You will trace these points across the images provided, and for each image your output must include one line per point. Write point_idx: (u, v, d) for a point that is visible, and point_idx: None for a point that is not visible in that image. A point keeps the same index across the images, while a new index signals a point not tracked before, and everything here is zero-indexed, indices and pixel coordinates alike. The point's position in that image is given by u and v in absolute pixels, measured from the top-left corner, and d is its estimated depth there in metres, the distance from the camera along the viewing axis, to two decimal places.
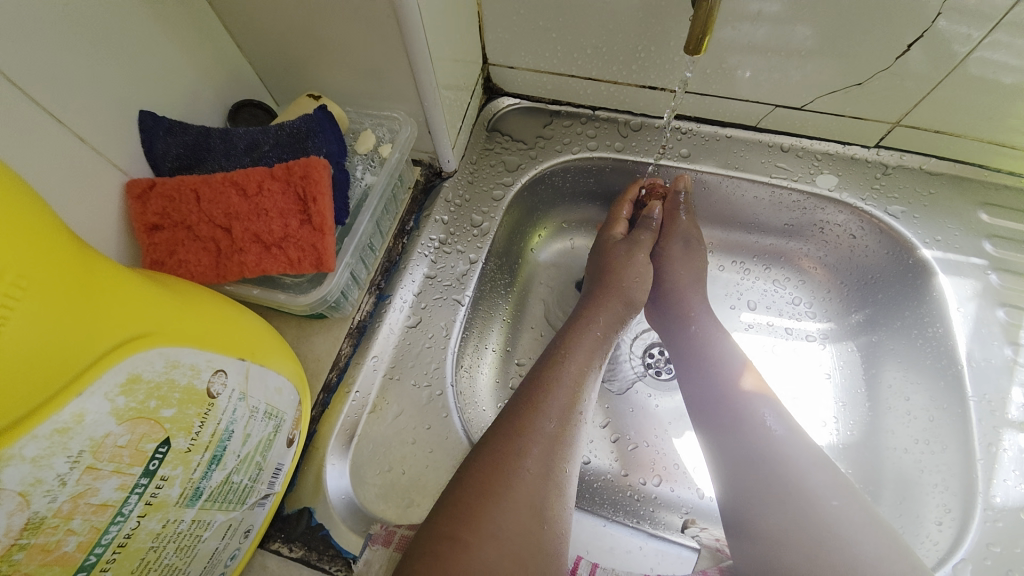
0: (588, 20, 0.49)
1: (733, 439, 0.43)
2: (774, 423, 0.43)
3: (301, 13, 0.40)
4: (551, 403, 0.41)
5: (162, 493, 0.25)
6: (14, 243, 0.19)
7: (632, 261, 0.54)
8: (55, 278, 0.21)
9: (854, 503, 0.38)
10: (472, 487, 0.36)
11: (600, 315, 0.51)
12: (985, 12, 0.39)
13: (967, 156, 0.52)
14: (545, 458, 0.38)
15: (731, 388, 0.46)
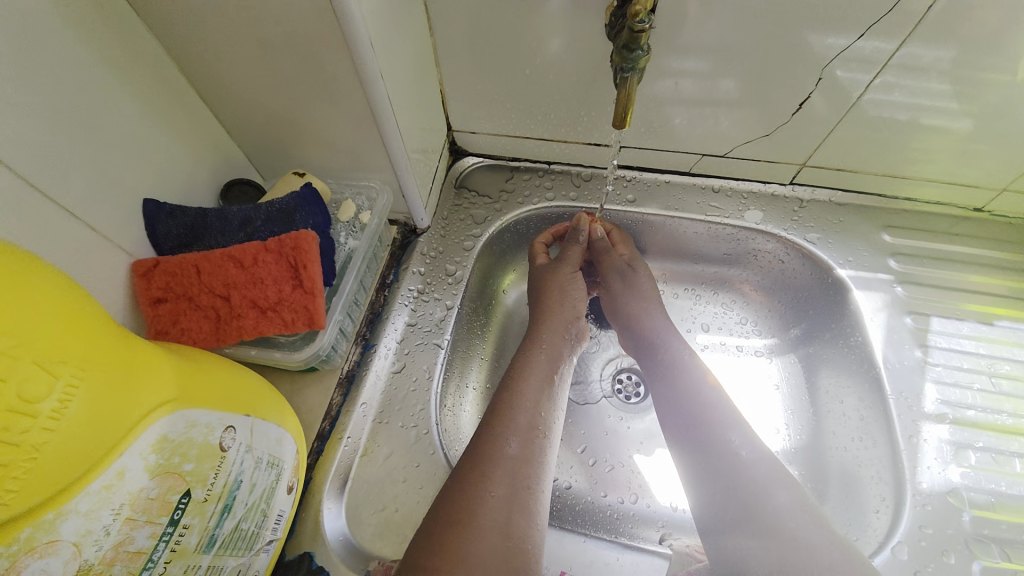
0: (535, 90, 0.57)
1: (708, 460, 0.47)
2: (746, 444, 0.47)
3: (286, 103, 0.46)
4: (511, 427, 0.45)
5: (184, 541, 0.28)
6: (83, 327, 0.23)
7: (569, 283, 0.59)
8: (110, 355, 0.24)
9: (809, 521, 0.43)
10: (447, 519, 0.40)
11: (545, 335, 0.55)
12: (873, 57, 0.47)
13: (866, 188, 0.61)
14: (505, 480, 0.43)
15: (700, 412, 0.50)
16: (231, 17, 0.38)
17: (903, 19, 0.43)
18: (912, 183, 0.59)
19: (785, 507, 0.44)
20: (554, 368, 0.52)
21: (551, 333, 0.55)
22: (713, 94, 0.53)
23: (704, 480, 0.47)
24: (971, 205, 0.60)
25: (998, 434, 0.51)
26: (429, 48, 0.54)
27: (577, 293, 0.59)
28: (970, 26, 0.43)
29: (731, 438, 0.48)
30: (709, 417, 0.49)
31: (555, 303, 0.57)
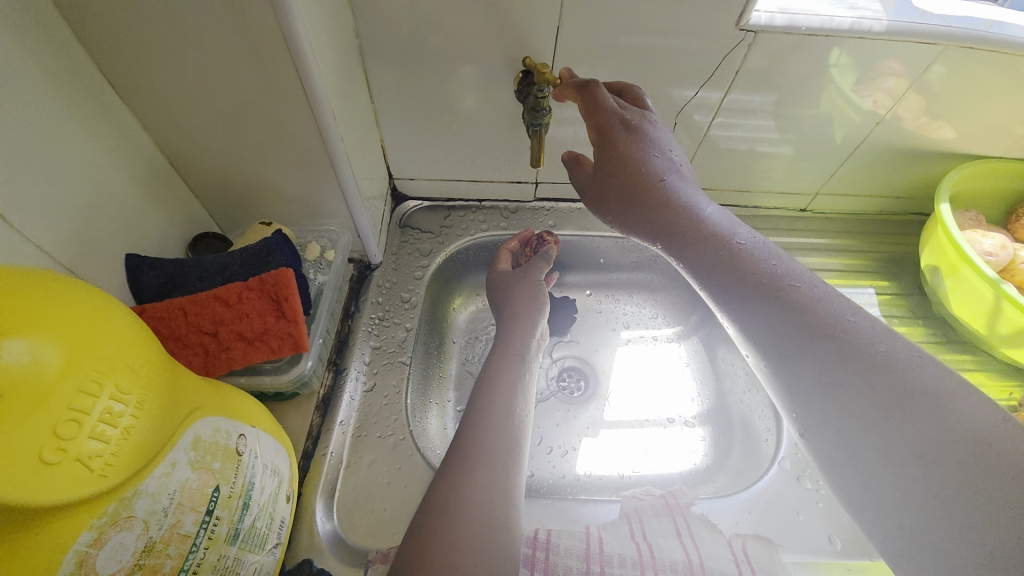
0: (463, 141, 0.69)
1: (802, 333, 0.41)
2: (839, 311, 0.40)
3: (252, 164, 0.53)
4: (490, 420, 0.53)
5: (217, 530, 0.32)
6: (143, 346, 0.29)
7: (529, 282, 0.69)
8: (162, 368, 0.30)
9: (897, 342, 0.38)
10: (438, 503, 0.45)
11: (516, 333, 0.65)
12: (710, 103, 0.64)
13: (725, 201, 0.80)
14: (489, 465, 0.48)
15: (782, 292, 0.42)
16: (210, 94, 0.46)
17: (725, 75, 0.61)
18: (758, 194, 0.79)
19: (900, 358, 0.37)
20: (518, 355, 0.62)
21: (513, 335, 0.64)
22: None
23: (817, 381, 0.39)
24: (799, 206, 0.81)
25: None
26: (371, 112, 0.64)
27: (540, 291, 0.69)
28: (768, 79, 0.61)
29: (838, 321, 0.40)
30: (793, 295, 0.42)
31: (521, 307, 0.67)
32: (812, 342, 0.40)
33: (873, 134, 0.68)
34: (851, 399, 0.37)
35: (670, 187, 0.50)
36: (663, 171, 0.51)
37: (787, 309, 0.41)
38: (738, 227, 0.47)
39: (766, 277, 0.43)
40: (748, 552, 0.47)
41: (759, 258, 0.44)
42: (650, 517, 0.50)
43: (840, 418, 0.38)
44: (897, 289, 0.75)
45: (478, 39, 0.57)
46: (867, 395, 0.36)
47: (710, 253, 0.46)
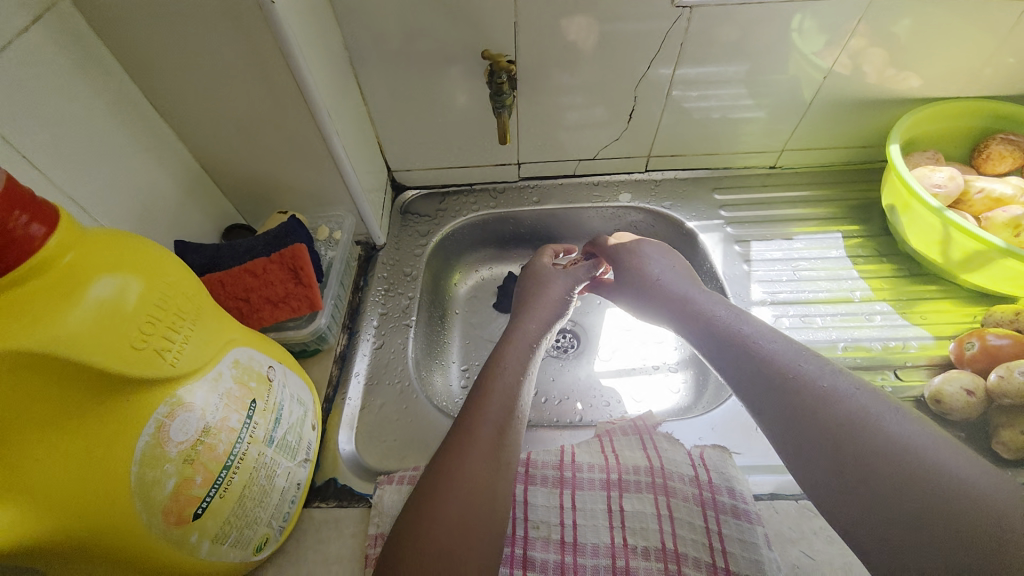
0: (447, 130, 0.78)
1: (763, 381, 0.50)
2: (781, 356, 0.51)
3: (268, 164, 0.64)
4: (498, 387, 0.53)
5: (256, 431, 0.42)
6: (193, 287, 0.39)
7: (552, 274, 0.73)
8: (208, 307, 0.40)
9: (841, 379, 0.46)
10: (436, 466, 0.47)
11: (533, 316, 0.66)
12: (662, 75, 0.71)
13: (697, 165, 0.86)
14: (491, 429, 0.49)
15: (738, 342, 0.54)
16: (228, 106, 0.56)
17: (671, 48, 0.68)
18: (724, 155, 0.84)
19: (836, 393, 0.45)
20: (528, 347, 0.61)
21: (520, 327, 0.64)
22: (572, 113, 0.77)
23: (767, 409, 0.48)
24: (768, 162, 0.86)
25: (805, 303, 0.69)
26: (365, 112, 0.74)
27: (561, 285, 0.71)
28: (710, 49, 0.68)
29: (790, 363, 0.50)
30: (753, 350, 0.52)
31: (547, 302, 0.69)
32: (763, 380, 0.50)
33: (823, 87, 0.73)
34: (791, 418, 0.46)
35: (664, 280, 0.66)
36: (659, 274, 0.68)
37: (746, 355, 0.53)
38: (717, 306, 0.60)
39: (734, 336, 0.55)
40: (705, 457, 0.52)
41: (733, 324, 0.57)
42: (619, 437, 0.55)
43: (785, 434, 0.46)
44: (864, 231, 0.79)
45: (447, 40, 0.66)
46: (793, 408, 0.46)
47: (702, 322, 0.59)
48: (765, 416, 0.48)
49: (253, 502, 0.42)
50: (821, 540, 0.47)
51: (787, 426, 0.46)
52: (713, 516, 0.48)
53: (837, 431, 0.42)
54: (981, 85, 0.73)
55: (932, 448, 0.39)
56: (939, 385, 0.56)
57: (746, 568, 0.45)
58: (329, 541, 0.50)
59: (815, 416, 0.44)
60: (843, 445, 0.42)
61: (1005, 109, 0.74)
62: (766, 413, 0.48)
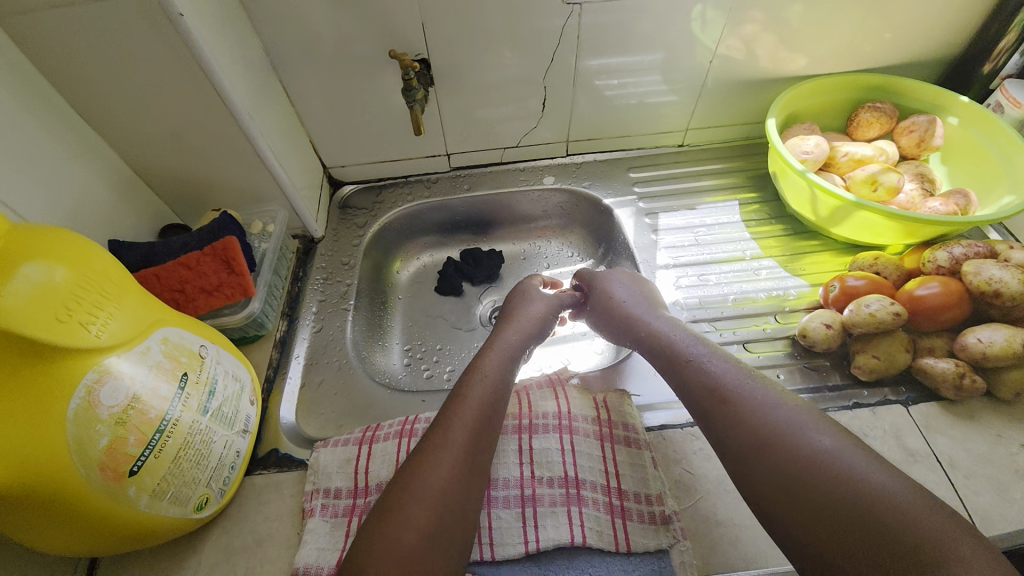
0: (374, 125, 0.84)
1: (707, 402, 0.52)
2: (730, 376, 0.53)
3: (198, 164, 0.68)
4: (472, 394, 0.55)
5: (188, 401, 0.47)
6: (118, 273, 0.44)
7: (528, 306, 0.72)
8: (134, 290, 0.45)
9: (781, 399, 0.50)
10: (402, 476, 0.48)
11: (507, 333, 0.67)
12: (566, 66, 0.79)
13: (613, 147, 0.94)
14: (463, 435, 0.51)
15: (686, 369, 0.56)
16: (155, 112, 0.61)
17: (569, 40, 0.75)
18: (635, 137, 0.92)
19: (777, 415, 0.48)
20: (507, 360, 0.62)
21: (500, 342, 0.65)
22: (489, 104, 0.83)
23: (714, 428, 0.51)
24: (677, 141, 0.94)
25: (704, 263, 0.78)
26: (294, 112, 0.79)
27: (537, 314, 0.71)
28: (604, 40, 0.76)
29: (735, 384, 0.52)
30: (702, 370, 0.55)
31: (518, 324, 0.68)
32: (709, 403, 0.52)
33: (711, 69, 0.82)
34: (740, 437, 0.48)
35: (632, 308, 0.66)
36: (631, 304, 0.67)
37: (696, 377, 0.54)
38: (672, 327, 0.62)
39: (687, 357, 0.57)
40: (607, 401, 0.59)
41: (685, 346, 0.58)
42: (535, 391, 0.61)
43: (734, 451, 0.48)
44: (760, 198, 0.87)
45: (363, 41, 0.72)
46: (745, 424, 0.48)
47: (658, 348, 0.60)
48: (715, 435, 0.50)
49: (190, 463, 0.47)
50: (700, 457, 0.55)
51: (722, 436, 0.50)
52: (610, 446, 0.55)
53: (777, 451, 0.46)
54: (845, 63, 0.83)
55: (859, 463, 0.43)
56: (805, 323, 0.65)
57: (633, 486, 0.53)
58: (270, 502, 0.55)
59: (767, 429, 0.47)
60: (782, 460, 0.45)
61: (869, 82, 0.83)
62: (716, 434, 0.50)
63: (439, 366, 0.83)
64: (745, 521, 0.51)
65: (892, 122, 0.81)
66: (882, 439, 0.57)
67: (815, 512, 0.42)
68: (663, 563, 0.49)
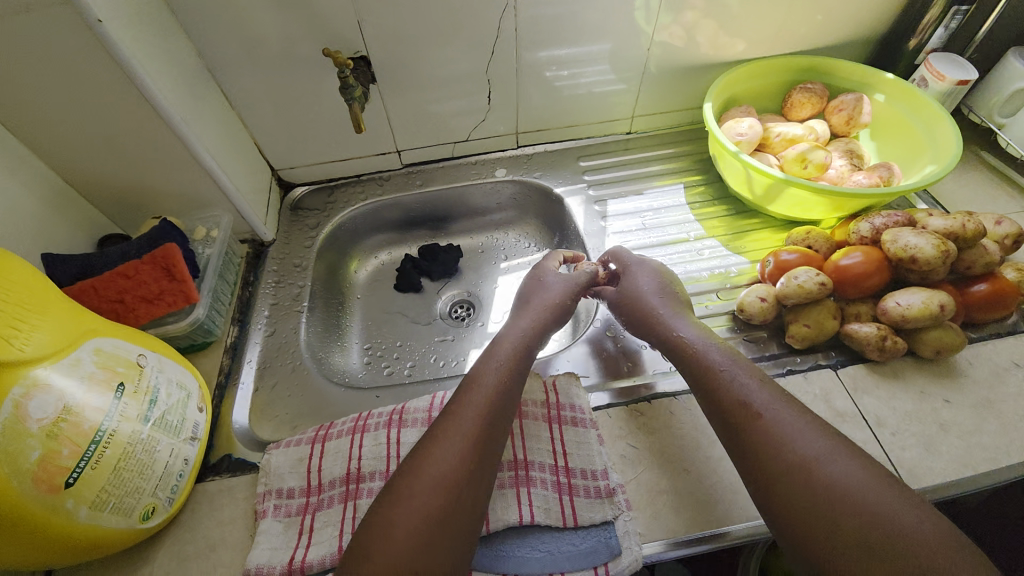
0: (320, 125, 0.83)
1: (736, 422, 0.51)
2: (770, 405, 0.51)
3: (134, 171, 0.67)
4: (481, 387, 0.55)
5: (127, 410, 0.47)
6: (40, 287, 0.44)
7: (551, 290, 0.71)
8: (61, 302, 0.46)
9: (824, 438, 0.48)
10: (410, 461, 0.50)
11: (532, 319, 0.67)
12: (507, 58, 0.80)
13: (563, 137, 0.95)
14: (472, 425, 0.51)
15: (716, 387, 0.54)
16: (81, 119, 0.60)
17: (508, 32, 0.76)
18: (583, 126, 0.94)
19: (819, 454, 0.46)
20: (526, 353, 0.61)
21: (509, 336, 0.63)
22: (434, 100, 0.84)
23: (738, 443, 0.50)
24: (624, 129, 0.96)
25: (651, 246, 0.80)
26: (234, 114, 0.78)
27: (565, 301, 0.69)
28: (542, 31, 0.77)
29: (773, 415, 0.50)
30: (732, 384, 0.54)
31: (545, 316, 0.67)
32: (737, 419, 0.51)
33: (651, 57, 0.84)
34: (767, 459, 0.48)
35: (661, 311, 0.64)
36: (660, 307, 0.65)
37: (724, 393, 0.53)
38: (700, 334, 0.61)
39: (716, 366, 0.56)
40: (556, 385, 0.61)
41: (712, 356, 0.57)
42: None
43: (760, 470, 0.48)
44: (705, 180, 0.90)
45: (299, 39, 0.72)
46: (776, 449, 0.48)
47: (682, 353, 0.59)
48: (739, 454, 0.50)
49: (132, 473, 0.47)
50: (643, 432, 0.58)
51: (740, 449, 0.50)
52: (558, 428, 0.57)
53: (807, 484, 0.45)
54: (778, 46, 0.86)
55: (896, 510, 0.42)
56: (744, 298, 0.67)
57: (580, 464, 0.55)
58: (222, 507, 0.55)
59: (799, 458, 0.46)
60: (811, 493, 0.44)
61: (801, 64, 0.86)
62: (742, 453, 0.50)
63: (399, 363, 0.84)
64: (686, 489, 0.54)
65: (823, 100, 0.84)
66: (814, 403, 0.60)
67: (829, 536, 0.42)
68: (609, 533, 0.51)
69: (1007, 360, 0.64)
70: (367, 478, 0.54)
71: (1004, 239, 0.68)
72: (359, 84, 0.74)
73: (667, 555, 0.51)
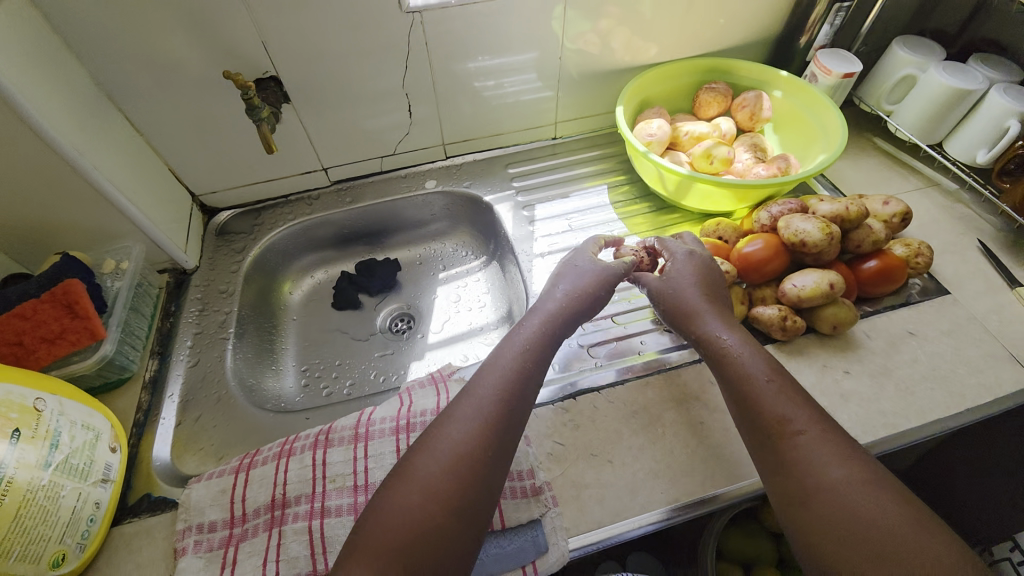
0: (237, 149, 0.82)
1: (770, 439, 0.52)
2: (811, 429, 0.51)
3: (31, 207, 0.64)
4: (499, 400, 0.54)
5: (23, 457, 0.45)
6: None
7: (594, 267, 0.69)
8: None
9: (861, 470, 0.47)
10: (409, 455, 0.51)
11: (572, 301, 0.66)
12: (422, 73, 0.81)
13: (491, 146, 0.97)
14: (486, 443, 0.51)
15: (758, 405, 0.54)
16: None
17: (418, 46, 0.77)
18: (509, 134, 0.96)
19: (853, 486, 0.46)
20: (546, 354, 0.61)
21: (532, 327, 0.63)
22: (354, 117, 0.84)
23: (768, 458, 0.52)
24: (550, 135, 0.99)
25: (577, 247, 0.83)
26: (144, 142, 0.76)
27: (604, 287, 0.67)
28: (452, 44, 0.79)
29: (810, 444, 0.50)
30: (771, 401, 0.53)
31: (576, 307, 0.65)
32: (773, 436, 0.52)
33: (564, 64, 0.87)
34: (793, 478, 0.49)
35: (699, 307, 0.63)
36: (700, 304, 0.64)
37: (759, 410, 0.54)
38: (739, 342, 0.60)
39: (755, 378, 0.56)
40: None
41: (752, 370, 0.56)
42: (417, 391, 0.63)
43: (783, 485, 0.49)
44: (628, 180, 0.94)
45: (203, 63, 0.71)
46: (808, 475, 0.48)
47: (714, 358, 0.60)
48: (765, 464, 0.52)
49: (34, 521, 0.45)
50: (569, 428, 0.60)
51: (769, 463, 0.51)
52: None
53: (831, 512, 0.45)
54: (683, 50, 0.91)
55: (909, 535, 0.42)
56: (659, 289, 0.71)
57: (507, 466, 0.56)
58: (141, 549, 0.53)
59: (831, 486, 0.47)
60: (833, 518, 0.45)
61: (705, 65, 0.91)
62: (769, 466, 0.51)
63: (338, 382, 0.83)
64: (609, 479, 0.56)
65: (728, 98, 0.89)
66: None
67: (843, 555, 0.43)
68: (537, 531, 0.53)
69: (898, 330, 0.69)
70: (293, 503, 0.54)
71: (892, 218, 0.73)
72: (266, 104, 0.74)
73: (671, 520, 0.54)
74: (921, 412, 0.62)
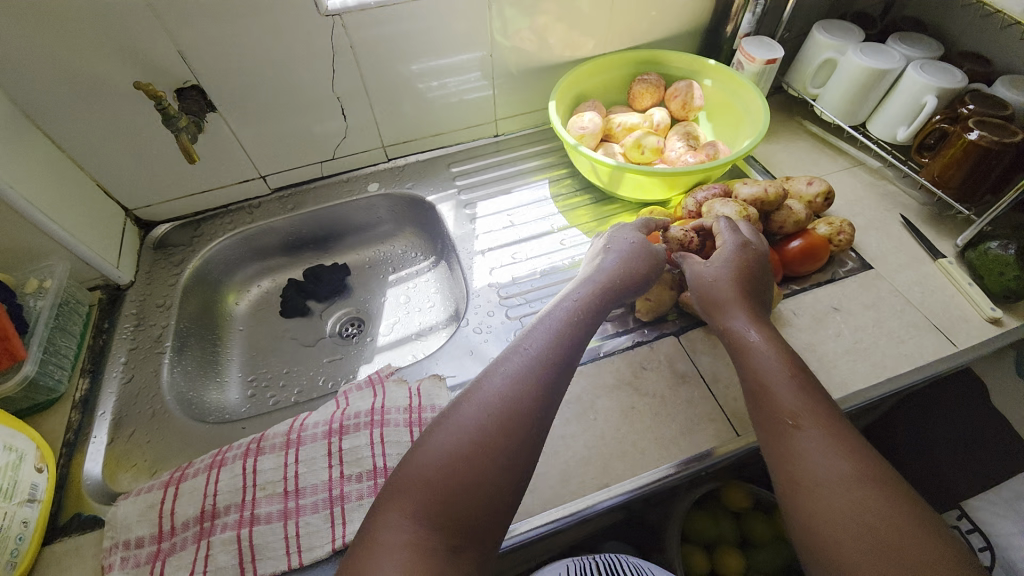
0: (167, 161, 0.81)
1: (783, 434, 0.51)
2: (829, 428, 0.50)
3: None
4: (525, 397, 0.50)
5: None
6: None
7: (640, 244, 0.67)
8: None
9: (872, 471, 0.46)
10: (425, 436, 0.49)
11: (621, 279, 0.64)
12: (351, 76, 0.81)
13: (433, 145, 0.97)
14: (508, 445, 0.48)
15: (779, 402, 0.52)
16: None
17: (344, 50, 0.77)
18: (450, 133, 0.96)
19: (859, 484, 0.45)
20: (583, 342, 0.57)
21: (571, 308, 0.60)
22: (286, 123, 0.83)
23: (778, 449, 0.50)
24: (492, 132, 1.00)
25: (518, 243, 0.84)
26: (66, 159, 0.74)
27: (645, 268, 0.65)
28: (379, 47, 0.78)
29: (824, 444, 0.48)
30: (793, 398, 0.52)
31: (612, 291, 0.63)
32: (789, 429, 0.50)
33: (497, 62, 0.87)
34: (802, 468, 0.48)
35: (727, 296, 0.61)
36: (728, 294, 0.62)
37: (781, 405, 0.52)
38: (767, 340, 0.58)
39: (779, 373, 0.54)
40: (421, 388, 0.63)
41: (779, 367, 0.55)
42: (353, 393, 0.63)
43: (789, 472, 0.49)
44: (569, 173, 0.95)
45: (119, 76, 0.69)
46: (815, 470, 0.47)
47: (735, 349, 0.59)
48: (775, 452, 0.51)
49: None
50: None
51: (774, 450, 0.51)
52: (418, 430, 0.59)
53: (834, 505, 0.45)
54: (615, 43, 0.92)
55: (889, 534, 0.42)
56: None
57: None
58: (69, 568, 0.52)
59: (838, 481, 0.46)
60: (837, 510, 0.45)
61: (638, 57, 0.93)
62: (779, 452, 0.50)
63: (285, 390, 0.82)
64: (541, 468, 0.57)
65: (661, 88, 0.91)
66: (657, 369, 0.66)
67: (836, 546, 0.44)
68: None
69: (823, 306, 0.72)
70: (222, 514, 0.54)
71: (816, 198, 0.75)
72: (184, 113, 0.73)
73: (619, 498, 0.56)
74: (843, 384, 0.64)
